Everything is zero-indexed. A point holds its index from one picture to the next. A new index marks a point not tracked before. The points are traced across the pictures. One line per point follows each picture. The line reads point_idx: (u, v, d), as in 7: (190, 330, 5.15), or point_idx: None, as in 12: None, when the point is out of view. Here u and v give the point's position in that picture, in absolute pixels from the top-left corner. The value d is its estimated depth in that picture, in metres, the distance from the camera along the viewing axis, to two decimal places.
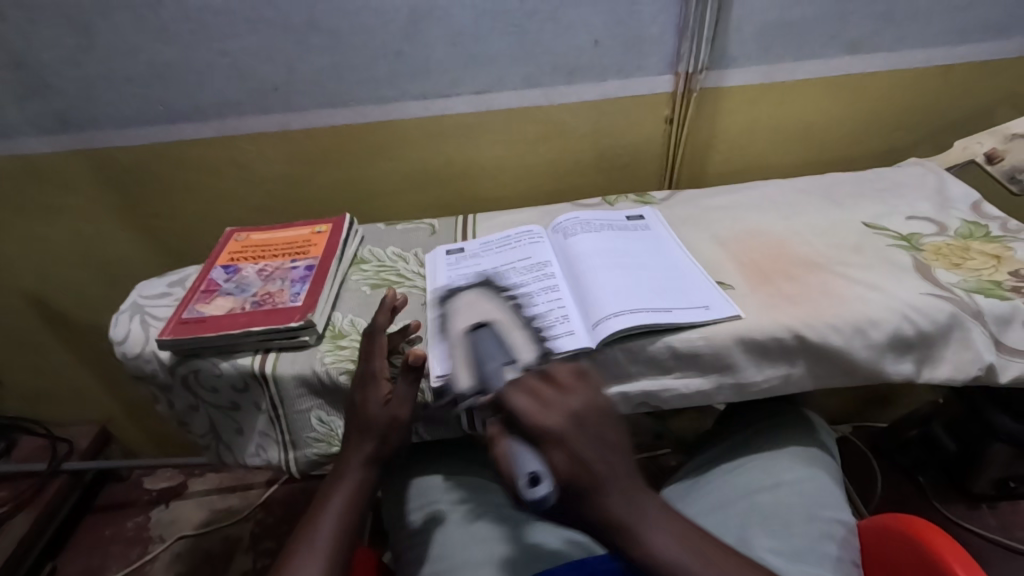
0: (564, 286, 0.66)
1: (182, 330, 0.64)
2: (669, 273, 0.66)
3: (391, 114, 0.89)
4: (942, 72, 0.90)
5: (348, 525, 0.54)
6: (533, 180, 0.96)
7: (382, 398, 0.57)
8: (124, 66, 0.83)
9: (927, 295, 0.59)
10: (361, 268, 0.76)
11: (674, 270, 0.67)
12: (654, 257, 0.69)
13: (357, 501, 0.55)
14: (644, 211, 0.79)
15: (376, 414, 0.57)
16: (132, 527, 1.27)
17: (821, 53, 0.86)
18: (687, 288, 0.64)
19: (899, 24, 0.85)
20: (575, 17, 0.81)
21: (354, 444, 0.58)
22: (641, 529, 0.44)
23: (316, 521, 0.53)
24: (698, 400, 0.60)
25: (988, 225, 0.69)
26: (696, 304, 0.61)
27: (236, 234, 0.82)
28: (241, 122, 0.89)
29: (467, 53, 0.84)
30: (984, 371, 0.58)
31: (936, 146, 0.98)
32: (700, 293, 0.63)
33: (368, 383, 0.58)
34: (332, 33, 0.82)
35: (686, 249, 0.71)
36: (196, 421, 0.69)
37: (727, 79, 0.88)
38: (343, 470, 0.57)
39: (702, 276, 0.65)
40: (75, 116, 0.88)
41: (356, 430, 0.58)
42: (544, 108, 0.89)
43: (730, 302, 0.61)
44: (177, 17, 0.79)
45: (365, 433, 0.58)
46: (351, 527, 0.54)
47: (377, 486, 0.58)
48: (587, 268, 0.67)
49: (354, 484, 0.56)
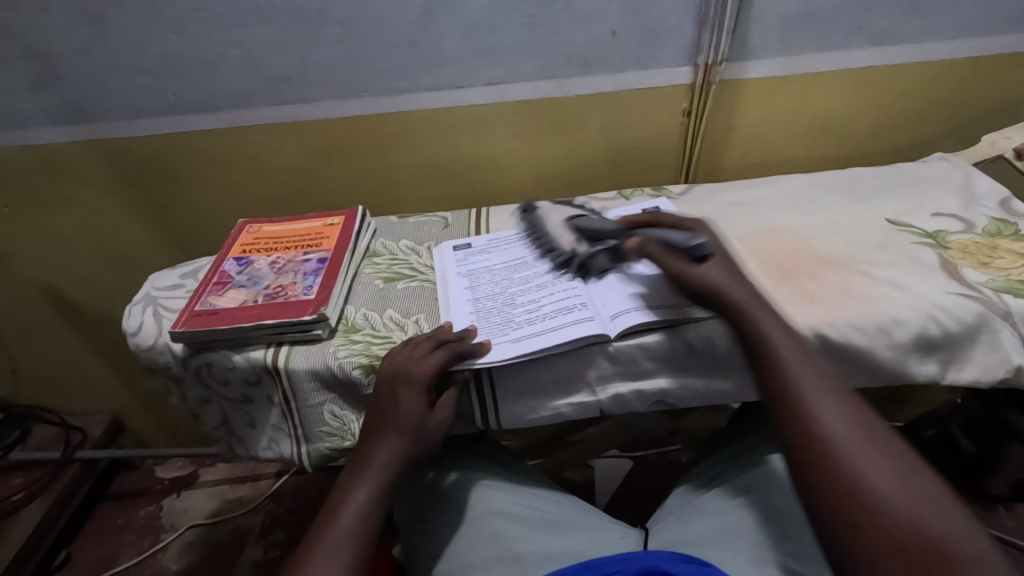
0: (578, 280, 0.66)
1: (196, 323, 0.63)
2: None
3: (404, 105, 0.88)
4: (969, 64, 0.87)
5: (366, 541, 0.51)
6: (546, 172, 0.95)
7: (416, 409, 0.55)
8: (137, 56, 0.82)
9: (954, 294, 0.58)
10: (374, 261, 0.76)
11: None
12: None
13: (375, 511, 0.53)
14: (658, 202, 0.78)
15: (411, 424, 0.55)
16: (144, 515, 1.28)
17: (844, 45, 0.84)
18: None
19: (926, 15, 0.82)
20: (593, 7, 0.80)
21: (379, 443, 0.56)
22: (767, 312, 0.53)
23: (334, 518, 0.52)
24: (715, 399, 0.61)
25: (1017, 223, 0.67)
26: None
27: (248, 226, 0.81)
28: (253, 113, 0.88)
29: (482, 45, 0.83)
30: (1011, 374, 0.57)
31: (961, 142, 0.96)
32: None
33: (405, 390, 0.56)
34: (345, 23, 0.80)
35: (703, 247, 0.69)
36: (208, 414, 0.69)
37: (746, 71, 0.86)
38: (359, 477, 0.54)
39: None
40: (87, 107, 0.87)
41: (381, 438, 0.56)
42: (559, 100, 0.88)
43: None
44: (190, 7, 0.79)
45: (395, 444, 0.55)
46: (370, 542, 0.51)
47: (396, 492, 0.56)
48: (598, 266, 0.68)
49: (375, 483, 0.54)
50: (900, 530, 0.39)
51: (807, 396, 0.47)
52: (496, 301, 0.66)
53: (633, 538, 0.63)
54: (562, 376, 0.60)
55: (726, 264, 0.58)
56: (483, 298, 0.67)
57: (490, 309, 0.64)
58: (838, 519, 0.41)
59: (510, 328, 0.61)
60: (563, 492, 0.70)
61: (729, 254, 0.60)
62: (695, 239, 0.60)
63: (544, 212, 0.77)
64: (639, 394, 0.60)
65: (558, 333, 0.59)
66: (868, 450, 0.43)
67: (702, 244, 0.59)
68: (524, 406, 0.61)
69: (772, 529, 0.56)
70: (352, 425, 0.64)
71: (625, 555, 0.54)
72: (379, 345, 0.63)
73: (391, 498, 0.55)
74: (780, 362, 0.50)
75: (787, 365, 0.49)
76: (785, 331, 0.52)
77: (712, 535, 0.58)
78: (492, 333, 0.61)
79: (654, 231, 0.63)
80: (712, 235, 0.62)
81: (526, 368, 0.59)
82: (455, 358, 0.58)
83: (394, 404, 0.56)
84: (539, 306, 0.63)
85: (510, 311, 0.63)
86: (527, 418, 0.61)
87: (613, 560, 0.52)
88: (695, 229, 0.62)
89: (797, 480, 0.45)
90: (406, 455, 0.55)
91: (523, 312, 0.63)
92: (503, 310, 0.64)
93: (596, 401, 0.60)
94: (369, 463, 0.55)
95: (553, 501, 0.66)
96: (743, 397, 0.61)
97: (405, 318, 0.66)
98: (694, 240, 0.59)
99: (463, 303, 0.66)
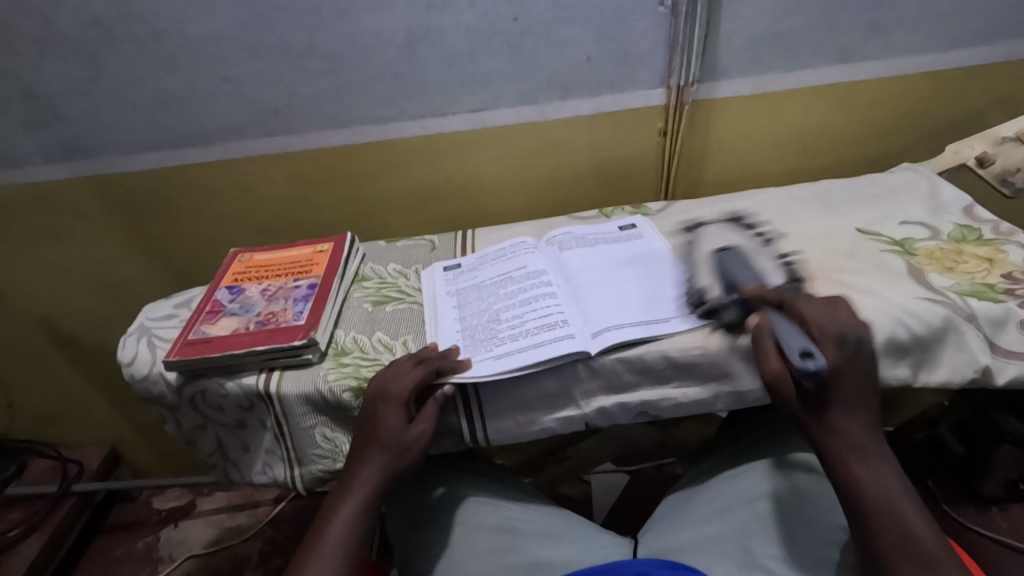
0: (562, 296, 0.67)
1: (188, 351, 0.65)
2: (663, 283, 0.68)
3: (390, 133, 0.91)
4: (931, 78, 0.91)
5: (354, 549, 0.54)
6: (530, 194, 0.97)
7: (398, 424, 0.57)
8: (130, 94, 0.85)
9: (920, 299, 0.60)
10: (363, 285, 0.78)
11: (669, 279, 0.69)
12: (649, 268, 0.71)
13: (364, 521, 0.56)
14: (635, 219, 0.82)
15: (392, 438, 0.57)
16: (142, 547, 1.28)
17: (810, 64, 0.88)
18: (683, 294, 0.66)
19: (886, 33, 0.86)
20: (568, 35, 0.83)
21: (365, 457, 0.58)
22: (846, 419, 0.52)
23: (321, 534, 0.54)
24: (697, 409, 0.63)
25: (980, 228, 0.70)
26: (696, 308, 0.63)
27: (240, 255, 0.83)
28: (243, 146, 0.91)
29: (462, 73, 0.86)
30: (980, 374, 0.58)
31: (930, 152, 0.98)
32: (693, 299, 0.65)
33: (384, 407, 0.58)
34: (331, 56, 0.84)
35: (683, 260, 0.72)
36: (203, 441, 0.70)
37: (717, 91, 0.89)
38: (346, 492, 0.56)
39: (691, 280, 0.68)
40: (82, 144, 0.90)
41: (366, 454, 0.58)
42: (539, 123, 0.91)
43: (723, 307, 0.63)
44: (182, 47, 0.82)
45: (378, 460, 0.57)
46: (358, 550, 0.54)
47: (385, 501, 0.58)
48: (584, 283, 0.70)
49: (357, 502, 0.56)
50: None
51: (870, 495, 0.49)
52: (481, 318, 0.67)
53: (622, 547, 0.64)
54: (547, 392, 0.61)
55: (851, 403, 0.52)
56: (469, 316, 0.68)
57: (475, 327, 0.66)
58: None
59: (493, 345, 0.63)
60: (554, 506, 0.71)
61: (855, 379, 0.52)
62: (809, 356, 0.51)
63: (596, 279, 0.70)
64: (621, 405, 0.62)
65: (545, 347, 0.61)
66: None
67: (816, 368, 0.50)
68: (512, 420, 0.62)
69: (756, 534, 0.57)
70: (343, 446, 0.65)
71: (615, 562, 0.55)
72: (368, 367, 0.65)
73: (380, 507, 0.57)
74: (850, 469, 0.50)
75: (850, 469, 0.50)
76: (866, 435, 0.51)
77: (698, 544, 0.59)
78: (474, 351, 0.63)
79: (780, 327, 0.54)
80: (836, 348, 0.52)
81: (510, 384, 0.61)
82: (434, 374, 0.60)
83: (376, 421, 0.58)
84: (521, 322, 0.65)
85: (495, 327, 0.65)
86: (515, 432, 0.63)
87: (600, 571, 0.53)
88: (797, 307, 0.56)
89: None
90: (388, 469, 0.57)
91: (507, 328, 0.65)
92: (487, 326, 0.66)
93: (581, 413, 0.62)
94: (356, 476, 0.57)
95: (542, 513, 0.68)
96: (724, 407, 0.62)
97: (393, 340, 0.68)
98: (806, 359, 0.50)
99: (450, 321, 0.68)
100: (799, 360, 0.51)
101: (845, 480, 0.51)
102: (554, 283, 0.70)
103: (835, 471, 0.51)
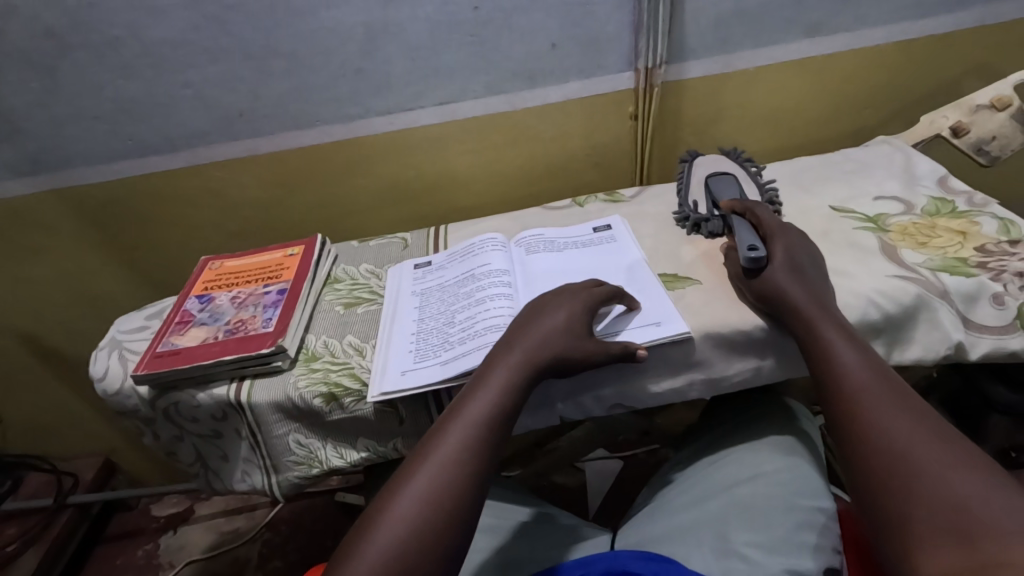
0: (517, 299, 0.66)
1: (157, 364, 0.64)
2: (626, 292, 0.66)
3: (357, 131, 0.89)
4: (904, 47, 0.89)
5: (481, 448, 0.49)
6: (504, 186, 0.96)
7: (562, 321, 0.57)
8: (89, 104, 0.84)
9: (892, 277, 0.59)
10: (335, 287, 0.77)
11: (632, 288, 0.66)
12: (611, 276, 0.69)
13: (493, 421, 0.50)
14: (609, 221, 0.79)
15: (555, 331, 0.56)
16: (142, 555, 1.28)
17: (781, 39, 0.86)
18: (642, 304, 0.63)
19: (857, 3, 0.84)
20: (532, 22, 0.82)
21: (503, 353, 0.55)
22: (806, 293, 0.55)
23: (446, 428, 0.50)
24: (673, 398, 0.62)
25: (954, 201, 0.69)
26: (647, 321, 0.61)
27: (210, 263, 0.82)
28: (210, 151, 0.89)
29: (427, 66, 0.84)
30: (954, 350, 0.57)
31: (906, 124, 0.97)
32: (652, 310, 0.62)
33: (541, 309, 0.59)
34: (291, 56, 0.82)
35: (648, 263, 0.70)
36: (181, 452, 0.69)
37: (687, 72, 0.87)
38: (482, 383, 0.53)
39: (654, 287, 0.66)
40: (46, 157, 0.89)
41: (511, 346, 0.55)
42: (508, 113, 0.89)
43: (680, 320, 0.60)
44: (137, 53, 0.80)
45: (534, 349, 0.55)
46: (493, 439, 0.50)
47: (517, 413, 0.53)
48: (544, 283, 0.69)
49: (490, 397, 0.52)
50: (941, 496, 0.37)
51: (835, 350, 0.50)
52: (437, 321, 0.67)
53: (600, 539, 0.63)
54: None
55: (800, 281, 0.56)
56: (427, 317, 0.68)
57: (429, 330, 0.66)
58: (873, 479, 0.41)
59: (441, 351, 0.62)
60: (540, 501, 0.71)
61: (803, 266, 0.58)
62: (755, 250, 0.59)
63: (701, 164, 0.80)
64: (596, 399, 0.61)
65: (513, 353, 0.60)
66: (902, 420, 0.43)
67: (758, 257, 0.58)
68: None
69: (732, 521, 0.55)
70: (319, 452, 0.65)
71: (592, 557, 0.54)
72: (338, 371, 0.64)
73: (521, 405, 0.53)
74: (814, 327, 0.52)
75: (818, 330, 0.52)
76: (829, 313, 0.53)
77: (675, 534, 0.58)
78: (421, 356, 0.62)
79: (736, 229, 0.64)
80: (784, 242, 0.60)
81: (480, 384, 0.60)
82: (615, 298, 0.62)
83: (535, 321, 0.58)
84: (472, 325, 0.64)
85: (447, 331, 0.65)
86: None
87: (577, 564, 0.52)
88: (758, 215, 0.65)
89: (838, 453, 0.46)
90: (541, 364, 0.55)
91: (459, 333, 0.64)
92: (441, 330, 0.66)
93: (557, 408, 0.61)
94: (495, 367, 0.54)
95: (523, 511, 0.67)
96: (700, 395, 0.61)
97: (364, 343, 0.67)
98: (749, 253, 0.59)
99: (408, 323, 0.68)
100: (746, 253, 0.59)
101: (806, 337, 0.52)
102: (514, 284, 0.69)
103: (803, 337, 0.52)
